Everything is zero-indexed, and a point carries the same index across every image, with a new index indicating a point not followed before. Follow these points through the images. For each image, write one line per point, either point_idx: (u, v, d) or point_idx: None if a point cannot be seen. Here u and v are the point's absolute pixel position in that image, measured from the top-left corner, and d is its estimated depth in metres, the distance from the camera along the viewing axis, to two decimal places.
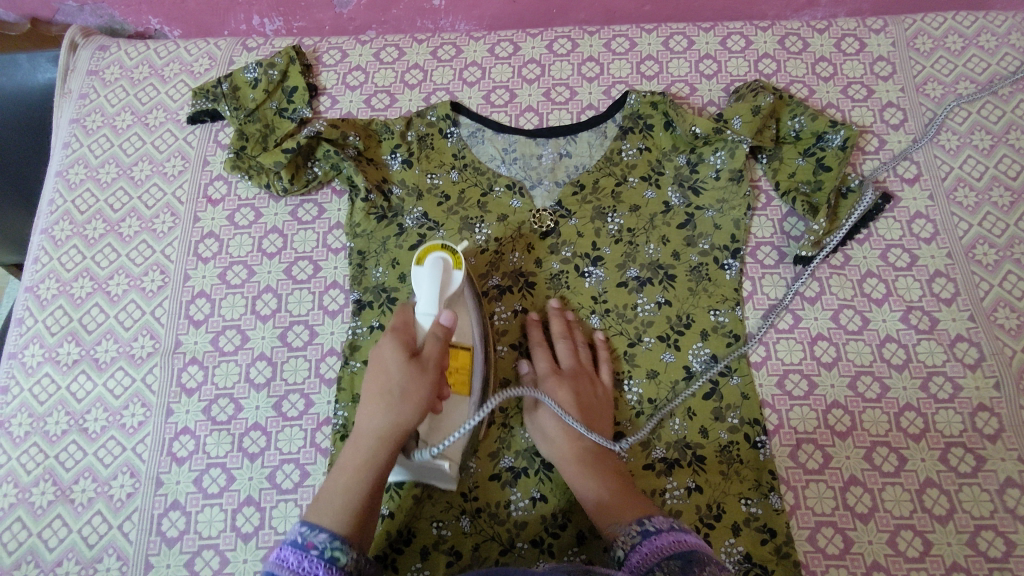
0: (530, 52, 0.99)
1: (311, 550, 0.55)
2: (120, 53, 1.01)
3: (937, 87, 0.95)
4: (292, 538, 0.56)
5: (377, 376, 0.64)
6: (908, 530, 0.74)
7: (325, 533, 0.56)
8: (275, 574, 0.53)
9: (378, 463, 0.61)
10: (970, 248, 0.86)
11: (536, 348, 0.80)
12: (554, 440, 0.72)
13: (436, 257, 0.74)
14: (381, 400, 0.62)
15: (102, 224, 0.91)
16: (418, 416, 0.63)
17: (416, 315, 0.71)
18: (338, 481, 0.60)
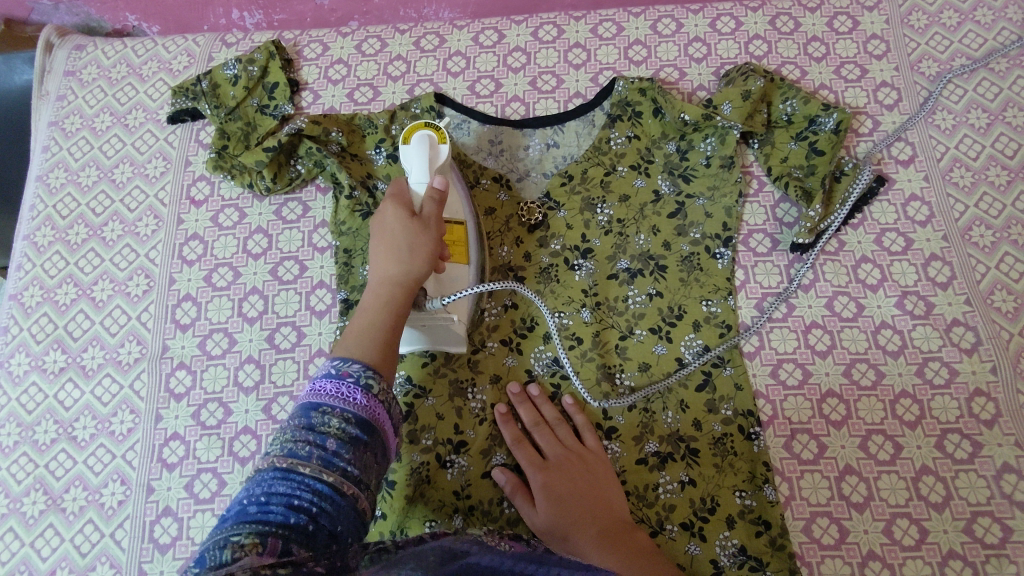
0: (515, 40, 0.97)
1: (347, 378, 0.53)
2: (96, 52, 0.99)
3: (933, 64, 0.93)
4: (324, 371, 0.54)
5: (383, 234, 0.65)
6: (903, 518, 0.74)
7: (359, 363, 0.54)
8: (313, 401, 0.52)
9: (397, 306, 0.62)
10: (966, 231, 0.85)
11: (515, 450, 0.75)
12: (568, 538, 0.68)
13: (422, 133, 0.74)
14: (392, 250, 0.64)
15: (84, 228, 0.89)
16: (428, 265, 0.64)
17: (410, 186, 0.73)
18: (359, 323, 0.60)
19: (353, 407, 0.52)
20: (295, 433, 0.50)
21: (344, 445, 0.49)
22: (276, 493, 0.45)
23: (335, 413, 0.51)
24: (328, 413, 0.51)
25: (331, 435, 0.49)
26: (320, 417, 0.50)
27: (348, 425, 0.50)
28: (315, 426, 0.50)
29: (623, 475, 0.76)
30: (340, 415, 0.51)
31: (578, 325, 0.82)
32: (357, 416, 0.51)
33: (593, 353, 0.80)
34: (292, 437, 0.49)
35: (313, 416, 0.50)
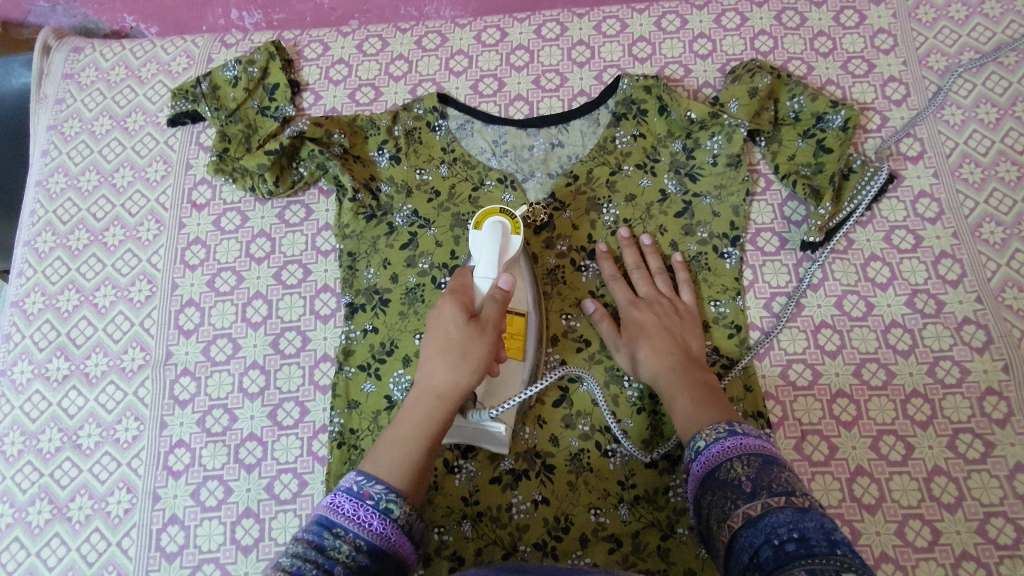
0: (517, 38, 0.96)
1: (367, 499, 0.52)
2: (94, 54, 0.98)
3: (941, 58, 0.92)
4: (347, 485, 0.54)
5: (438, 333, 0.63)
6: (916, 520, 0.73)
7: (381, 484, 0.53)
8: (328, 519, 0.51)
9: (437, 418, 0.60)
10: (976, 227, 0.84)
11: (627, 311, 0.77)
12: (642, 361, 0.72)
13: (495, 220, 0.72)
14: (441, 355, 0.62)
15: (86, 234, 0.89)
16: (478, 374, 0.61)
17: (474, 278, 0.69)
18: (397, 433, 0.59)
19: (368, 534, 0.51)
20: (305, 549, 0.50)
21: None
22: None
23: (348, 538, 0.50)
24: (341, 536, 0.50)
25: (340, 562, 0.49)
26: (332, 539, 0.50)
27: (359, 554, 0.50)
28: (326, 550, 0.49)
29: (632, 479, 0.75)
30: (352, 541, 0.50)
31: (586, 327, 0.81)
32: (369, 544, 0.50)
33: (601, 355, 0.79)
34: (300, 555, 0.49)
35: (325, 537, 0.50)
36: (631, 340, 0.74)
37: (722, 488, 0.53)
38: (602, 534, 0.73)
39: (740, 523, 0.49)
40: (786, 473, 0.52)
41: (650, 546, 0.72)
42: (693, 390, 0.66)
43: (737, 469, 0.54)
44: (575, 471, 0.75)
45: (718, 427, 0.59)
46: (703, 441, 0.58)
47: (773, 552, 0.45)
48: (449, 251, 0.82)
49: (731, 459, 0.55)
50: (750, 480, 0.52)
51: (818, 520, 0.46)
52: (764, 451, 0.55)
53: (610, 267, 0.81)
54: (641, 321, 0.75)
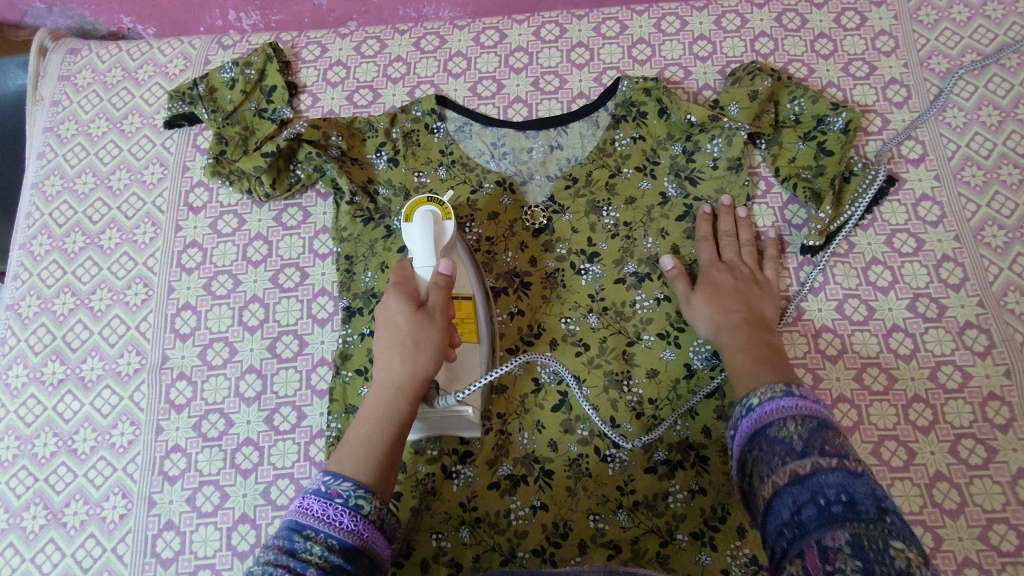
0: (516, 40, 0.95)
1: (335, 498, 0.52)
2: (91, 56, 0.97)
3: (942, 60, 0.91)
4: (315, 486, 0.53)
5: (386, 328, 0.62)
6: (917, 526, 0.72)
7: (348, 481, 0.53)
8: (299, 522, 0.51)
9: (398, 412, 0.59)
10: (978, 231, 0.83)
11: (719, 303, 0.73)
12: (715, 324, 0.73)
13: (424, 209, 0.71)
14: (395, 351, 0.61)
15: (81, 237, 0.88)
16: (434, 362, 0.61)
17: (415, 269, 0.68)
18: (359, 433, 0.57)
19: (338, 532, 0.50)
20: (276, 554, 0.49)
21: None
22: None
23: (318, 538, 0.50)
24: (312, 538, 0.50)
25: (312, 564, 0.48)
26: (302, 541, 0.50)
27: (330, 553, 0.49)
28: (296, 553, 0.49)
29: (632, 484, 0.74)
30: (323, 541, 0.50)
31: (585, 331, 0.80)
32: (341, 542, 0.50)
33: (600, 359, 0.78)
34: (272, 560, 0.48)
35: (295, 541, 0.50)
36: (705, 301, 0.75)
37: (770, 444, 0.51)
38: (600, 541, 0.73)
39: (787, 481, 0.48)
40: (838, 438, 0.49)
41: (650, 552, 0.72)
42: (764, 349, 0.67)
43: (790, 427, 0.51)
44: (574, 477, 0.75)
45: (776, 386, 0.55)
46: (756, 398, 0.55)
47: (817, 512, 0.44)
48: None
49: (786, 416, 0.52)
50: (802, 439, 0.49)
51: (869, 484, 0.45)
52: (821, 415, 0.51)
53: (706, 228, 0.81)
54: (716, 281, 0.77)
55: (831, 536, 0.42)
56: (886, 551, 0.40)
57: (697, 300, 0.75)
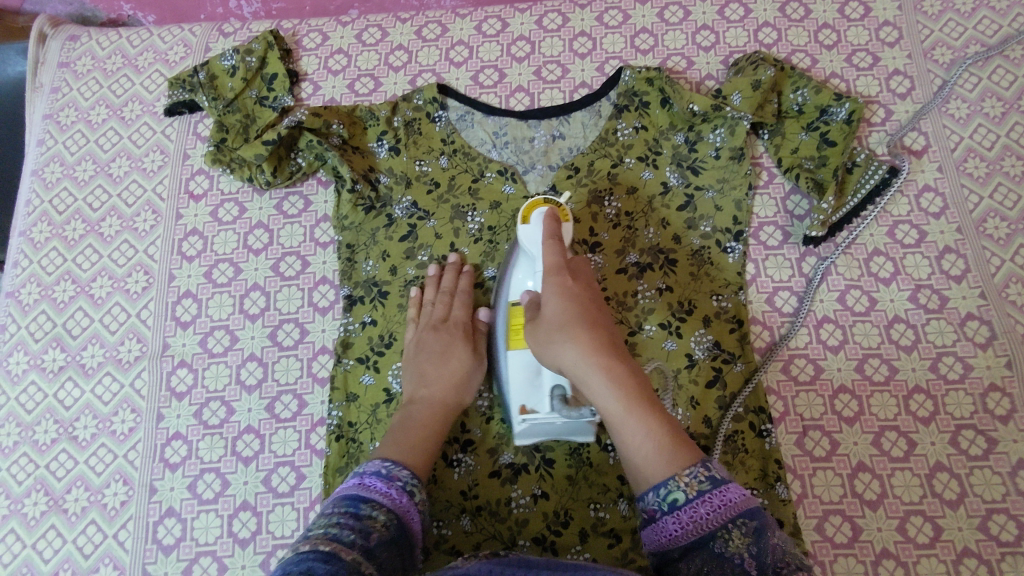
0: (519, 29, 0.95)
1: (396, 480, 0.58)
2: (91, 42, 0.97)
3: (946, 51, 0.91)
4: (374, 467, 0.59)
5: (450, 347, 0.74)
6: (918, 516, 0.73)
7: (406, 471, 0.59)
8: (362, 493, 0.55)
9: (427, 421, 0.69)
10: (981, 222, 0.83)
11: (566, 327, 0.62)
12: (571, 354, 0.61)
13: (536, 216, 0.70)
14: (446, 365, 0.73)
15: (81, 224, 0.88)
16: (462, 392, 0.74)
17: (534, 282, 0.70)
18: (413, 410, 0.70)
19: (396, 509, 0.56)
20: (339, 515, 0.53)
21: (384, 539, 0.52)
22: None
23: (380, 510, 0.54)
24: (375, 508, 0.54)
25: (375, 531, 0.52)
26: (367, 508, 0.54)
27: (389, 524, 0.54)
28: (362, 516, 0.53)
29: None
30: (384, 513, 0.54)
31: None
32: (397, 519, 0.55)
33: None
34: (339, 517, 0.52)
35: (361, 506, 0.54)
36: (553, 331, 0.62)
37: (716, 557, 0.51)
38: (601, 530, 0.73)
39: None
40: (772, 537, 0.51)
41: None
42: (630, 392, 0.58)
43: (734, 539, 0.51)
44: (575, 466, 0.75)
45: (698, 472, 0.53)
46: (686, 495, 0.52)
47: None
48: (448, 243, 0.83)
49: (727, 524, 0.51)
50: (755, 561, 0.50)
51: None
52: (750, 508, 0.53)
53: (548, 261, 0.66)
54: (570, 301, 0.63)
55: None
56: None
57: (551, 327, 0.62)
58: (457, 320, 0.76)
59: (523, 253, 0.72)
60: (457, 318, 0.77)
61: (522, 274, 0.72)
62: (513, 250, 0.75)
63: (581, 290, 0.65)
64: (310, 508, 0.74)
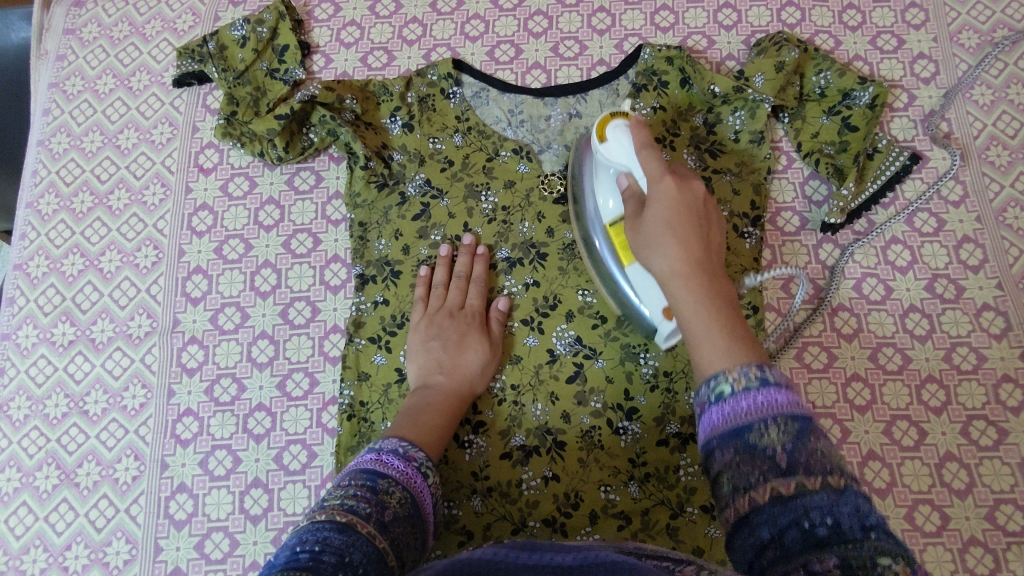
0: (536, 3, 0.92)
1: (413, 460, 0.58)
2: (96, 9, 0.94)
3: (973, 35, 0.89)
4: (392, 447, 0.58)
5: (462, 335, 0.74)
6: (926, 505, 0.73)
7: (423, 453, 0.59)
8: (380, 469, 0.54)
9: (439, 406, 0.69)
10: (1001, 212, 0.82)
11: (660, 229, 0.57)
12: (665, 256, 0.55)
13: (615, 125, 0.67)
14: (460, 355, 0.73)
15: (90, 197, 0.87)
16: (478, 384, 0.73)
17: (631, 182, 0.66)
18: (425, 397, 0.70)
19: (412, 488, 0.55)
20: (356, 484, 0.51)
21: (399, 516, 0.50)
22: (330, 545, 0.42)
23: (396, 487, 0.53)
24: (391, 484, 0.53)
25: (391, 506, 0.50)
26: (384, 483, 0.52)
27: (405, 502, 0.52)
28: (379, 490, 0.51)
29: (643, 456, 0.74)
30: (400, 490, 0.53)
31: (602, 304, 0.78)
32: (412, 498, 0.54)
33: (617, 332, 0.77)
34: (355, 488, 0.50)
35: (379, 480, 0.52)
36: (651, 234, 0.57)
37: (750, 452, 0.41)
38: (611, 512, 0.73)
39: (768, 499, 0.39)
40: (825, 446, 0.40)
41: (660, 524, 0.72)
42: (710, 304, 0.52)
43: (772, 432, 0.41)
44: (586, 448, 0.75)
45: (748, 370, 0.44)
46: (730, 388, 0.44)
47: (800, 535, 0.37)
48: (462, 223, 0.82)
49: (766, 417, 0.41)
50: (790, 459, 0.40)
51: (856, 503, 0.37)
52: (802, 414, 0.42)
53: (653, 166, 0.61)
54: (673, 206, 0.57)
55: (817, 560, 0.35)
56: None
57: (650, 231, 0.57)
58: (472, 309, 0.77)
59: (600, 169, 0.70)
60: (472, 306, 0.77)
61: (603, 192, 0.70)
62: (591, 171, 0.72)
63: (692, 198, 0.58)
64: (322, 486, 0.74)
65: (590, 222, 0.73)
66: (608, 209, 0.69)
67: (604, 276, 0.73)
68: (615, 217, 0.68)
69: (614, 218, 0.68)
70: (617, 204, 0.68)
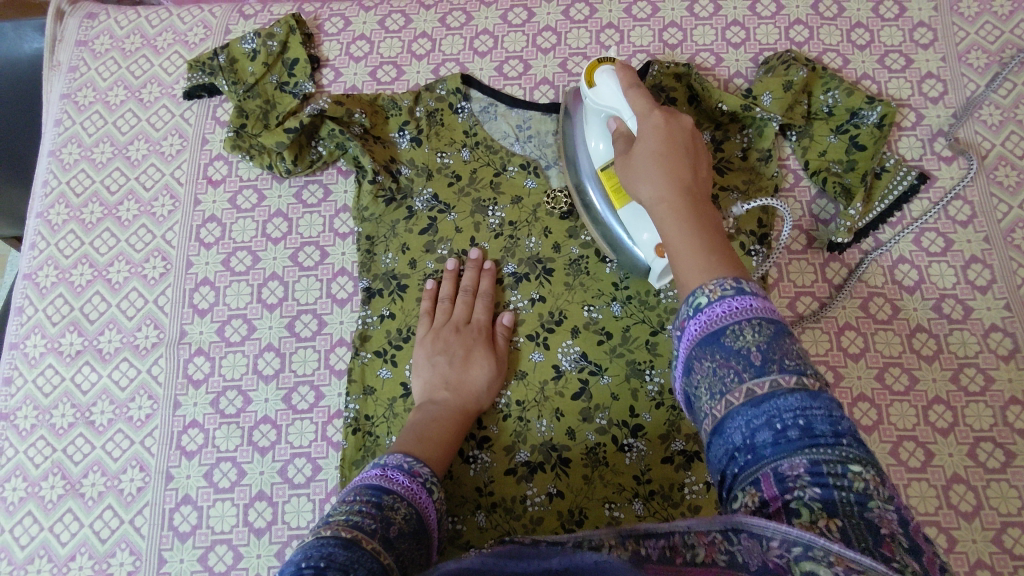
0: (545, 19, 0.93)
1: (417, 475, 0.58)
2: (109, 21, 0.95)
3: (981, 55, 0.89)
4: (396, 463, 0.58)
5: (469, 348, 0.75)
6: (932, 527, 0.73)
7: (428, 469, 0.60)
8: (385, 485, 0.54)
9: (448, 421, 0.69)
10: (1009, 232, 0.82)
11: (646, 161, 0.56)
12: (652, 181, 0.55)
13: (605, 70, 0.69)
14: (465, 367, 0.73)
15: (99, 208, 0.87)
16: (485, 399, 0.74)
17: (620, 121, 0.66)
18: (429, 413, 0.70)
19: (417, 503, 0.54)
20: (360, 498, 0.51)
21: (405, 533, 0.50)
22: (335, 561, 0.41)
23: (401, 502, 0.53)
24: (397, 499, 0.52)
25: (396, 523, 0.50)
26: (389, 498, 0.52)
27: (410, 518, 0.52)
28: (384, 507, 0.51)
29: (648, 473, 0.74)
30: (405, 505, 0.53)
31: (608, 319, 0.78)
32: (418, 514, 0.53)
33: (623, 348, 0.77)
34: (360, 502, 0.50)
35: (383, 496, 0.52)
36: (638, 163, 0.57)
37: (726, 358, 0.43)
38: None
39: (743, 402, 0.41)
40: (796, 346, 0.42)
41: None
42: (693, 223, 0.51)
43: (747, 336, 0.43)
44: (591, 465, 0.75)
45: (725, 281, 0.45)
46: (707, 298, 0.45)
47: (773, 438, 0.39)
48: (469, 237, 0.82)
49: (739, 322, 0.43)
50: (762, 359, 0.42)
51: (828, 406, 0.39)
52: (775, 320, 0.43)
53: (643, 105, 0.62)
54: (660, 134, 0.58)
55: (787, 465, 0.38)
56: (849, 486, 0.36)
57: (637, 159, 0.57)
58: (478, 324, 0.77)
59: (589, 114, 0.73)
60: (479, 321, 0.77)
61: (593, 137, 0.72)
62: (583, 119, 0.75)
63: (680, 128, 0.58)
64: (326, 499, 0.74)
65: (584, 173, 0.76)
66: (599, 152, 0.72)
67: (596, 219, 0.75)
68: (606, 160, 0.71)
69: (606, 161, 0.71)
70: (607, 146, 0.71)
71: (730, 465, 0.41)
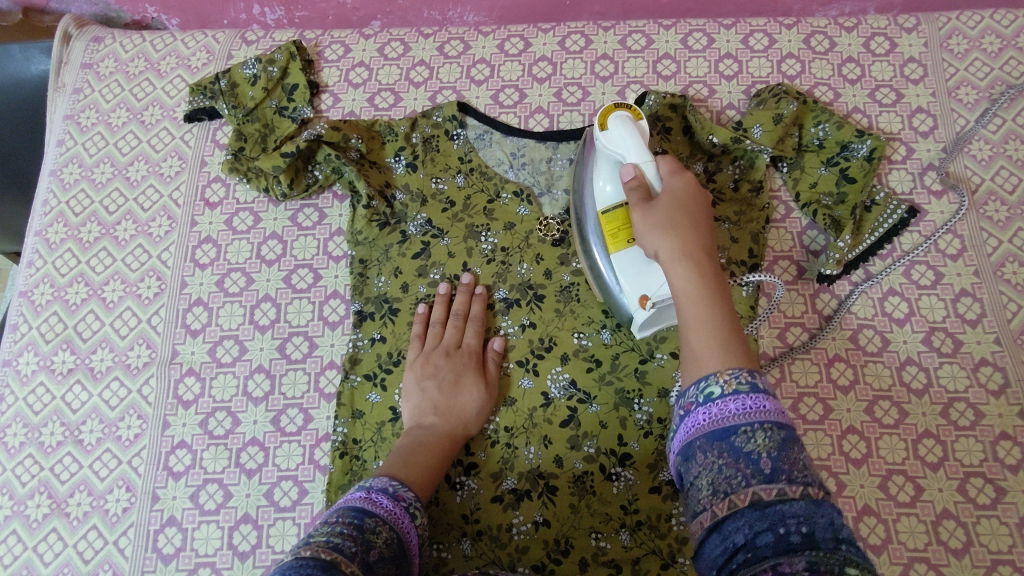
0: (541, 49, 0.95)
1: (401, 500, 0.57)
2: (114, 44, 0.97)
3: (971, 91, 0.90)
4: (381, 486, 0.59)
5: (460, 373, 0.75)
6: (922, 563, 0.72)
7: (412, 493, 0.59)
8: (368, 507, 0.54)
9: (434, 443, 0.69)
10: (998, 267, 0.82)
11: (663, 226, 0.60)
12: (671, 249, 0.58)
13: (619, 115, 0.69)
14: (456, 392, 0.74)
15: (97, 227, 0.88)
16: (474, 425, 0.74)
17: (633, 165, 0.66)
18: (415, 438, 0.70)
19: (399, 528, 0.54)
20: (343, 520, 0.50)
21: (384, 558, 0.49)
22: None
23: (384, 526, 0.52)
24: (380, 523, 0.52)
25: (377, 547, 0.49)
26: (372, 521, 0.52)
27: (392, 543, 0.51)
28: (367, 529, 0.50)
29: (636, 503, 0.74)
30: (389, 529, 0.52)
31: (598, 347, 0.78)
32: (400, 540, 0.53)
33: (611, 376, 0.77)
34: (344, 525, 0.49)
35: (367, 518, 0.52)
36: (661, 218, 0.61)
37: (735, 457, 0.43)
38: (601, 560, 0.72)
39: (747, 504, 0.41)
40: (804, 455, 0.42)
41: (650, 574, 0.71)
42: (710, 282, 0.55)
43: (758, 440, 0.42)
44: (578, 494, 0.74)
45: (740, 373, 0.46)
46: (720, 390, 0.45)
47: (773, 541, 0.38)
48: (461, 263, 0.82)
49: (752, 424, 0.43)
50: (770, 464, 0.41)
51: (831, 516, 0.39)
52: (787, 425, 0.43)
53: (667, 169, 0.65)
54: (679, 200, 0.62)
55: (787, 563, 0.37)
56: None
57: (658, 216, 0.61)
58: (469, 348, 0.77)
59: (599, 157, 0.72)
60: (470, 345, 0.77)
61: (600, 178, 0.72)
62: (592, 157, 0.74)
63: (696, 189, 0.64)
64: (312, 523, 0.74)
65: (585, 203, 0.75)
66: (605, 194, 0.71)
67: (587, 246, 0.76)
68: (613, 202, 0.70)
69: (612, 203, 0.70)
70: (615, 188, 0.70)
71: (726, 562, 0.40)
